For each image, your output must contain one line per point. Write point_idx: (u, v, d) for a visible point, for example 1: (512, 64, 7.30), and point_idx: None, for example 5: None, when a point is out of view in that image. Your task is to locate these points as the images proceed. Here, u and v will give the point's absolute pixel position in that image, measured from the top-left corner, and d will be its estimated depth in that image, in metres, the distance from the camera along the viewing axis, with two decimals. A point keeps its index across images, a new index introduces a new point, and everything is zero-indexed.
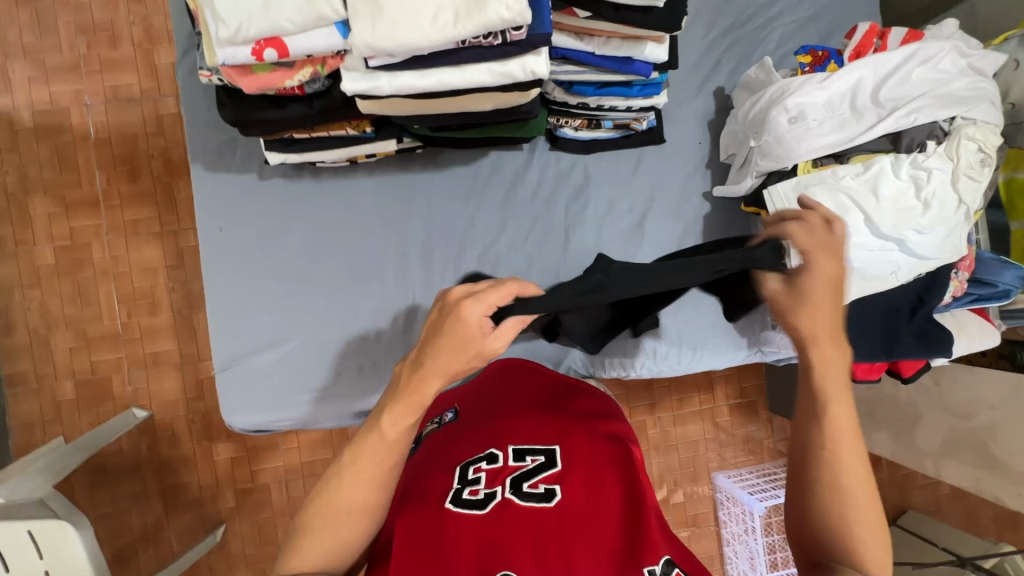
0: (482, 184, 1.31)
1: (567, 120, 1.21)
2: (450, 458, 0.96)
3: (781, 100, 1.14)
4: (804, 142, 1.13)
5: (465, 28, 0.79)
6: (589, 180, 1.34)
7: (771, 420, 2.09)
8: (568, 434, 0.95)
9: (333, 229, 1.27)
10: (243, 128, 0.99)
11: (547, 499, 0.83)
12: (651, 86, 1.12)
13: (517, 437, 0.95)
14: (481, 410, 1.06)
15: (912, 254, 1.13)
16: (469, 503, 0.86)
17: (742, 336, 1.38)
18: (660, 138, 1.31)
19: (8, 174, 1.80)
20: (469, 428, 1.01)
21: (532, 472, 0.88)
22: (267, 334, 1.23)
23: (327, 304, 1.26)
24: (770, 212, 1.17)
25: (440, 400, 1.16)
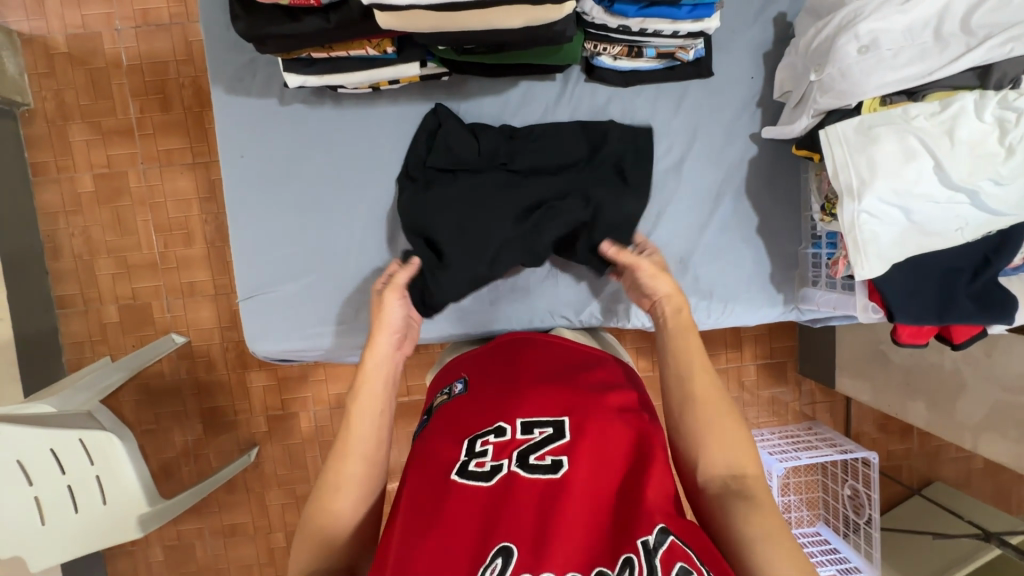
0: (510, 116, 1.24)
1: (606, 47, 1.13)
2: (458, 429, 0.96)
3: (852, 24, 1.01)
4: (873, 75, 1.00)
5: None
6: (626, 116, 1.25)
7: (800, 382, 2.03)
8: (576, 406, 0.94)
9: (356, 160, 1.23)
10: (258, 44, 0.95)
11: (553, 471, 0.85)
12: (702, 7, 1.01)
13: (526, 409, 0.95)
14: (488, 381, 1.05)
15: (984, 208, 1.03)
16: (475, 474, 0.87)
17: (778, 292, 1.31)
18: (709, 70, 1.21)
19: (46, 100, 1.82)
20: (478, 396, 1.01)
21: (540, 444, 0.90)
22: (294, 266, 1.24)
23: (350, 238, 1.24)
24: (828, 159, 1.06)
25: (453, 369, 1.15)
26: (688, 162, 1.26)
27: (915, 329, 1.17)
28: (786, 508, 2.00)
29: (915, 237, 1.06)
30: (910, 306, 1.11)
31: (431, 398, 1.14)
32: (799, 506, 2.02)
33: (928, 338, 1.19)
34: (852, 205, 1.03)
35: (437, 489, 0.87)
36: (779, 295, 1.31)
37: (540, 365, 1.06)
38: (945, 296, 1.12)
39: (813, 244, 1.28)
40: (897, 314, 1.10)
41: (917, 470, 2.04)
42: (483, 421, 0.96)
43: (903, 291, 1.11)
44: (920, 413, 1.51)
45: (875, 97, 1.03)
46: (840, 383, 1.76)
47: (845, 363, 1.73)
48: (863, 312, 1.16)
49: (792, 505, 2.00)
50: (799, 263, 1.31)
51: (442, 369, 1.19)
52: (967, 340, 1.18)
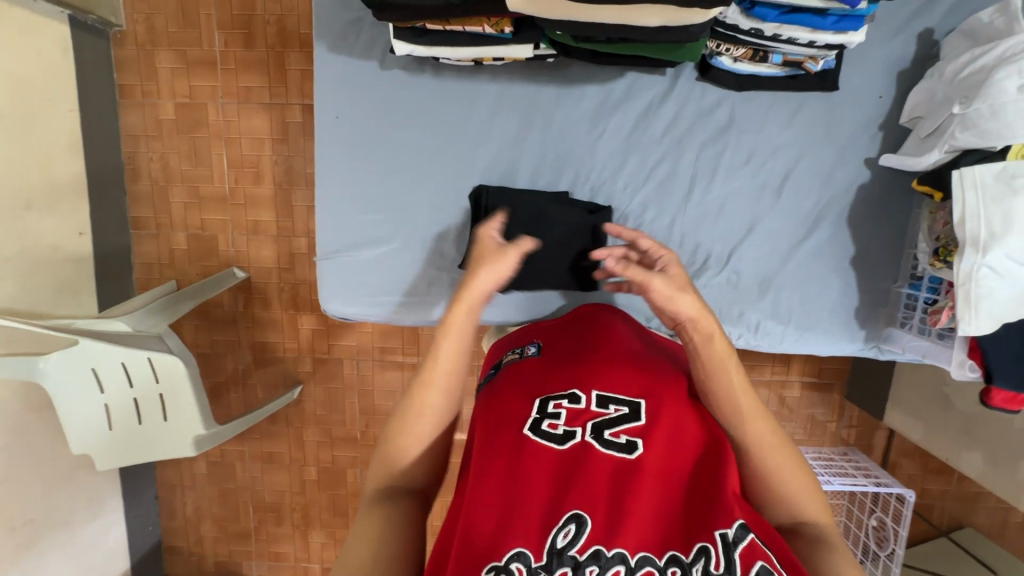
0: (609, 113, 0.94)
1: (729, 48, 0.84)
2: (525, 386, 0.77)
3: (1015, 57, 0.73)
4: None
5: None
6: (736, 125, 0.94)
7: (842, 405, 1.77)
8: (655, 386, 0.74)
9: (432, 141, 0.96)
10: (376, 13, 0.72)
11: (630, 453, 0.65)
12: (850, 19, 0.75)
13: (600, 380, 0.75)
14: (563, 343, 0.85)
15: None
16: (545, 433, 0.68)
17: (860, 326, 0.99)
18: (835, 85, 0.90)
19: (137, 24, 1.75)
20: (551, 359, 0.81)
21: (615, 418, 0.69)
22: (353, 235, 0.99)
23: (414, 220, 0.99)
24: (951, 205, 0.78)
25: (521, 330, 0.93)
26: (790, 184, 0.95)
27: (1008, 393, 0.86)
28: None
29: None
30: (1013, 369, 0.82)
31: (493, 355, 0.92)
32: None
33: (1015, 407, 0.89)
34: (973, 256, 0.76)
35: (505, 443, 0.67)
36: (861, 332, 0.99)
37: (615, 335, 0.85)
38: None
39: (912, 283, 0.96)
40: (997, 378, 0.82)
41: (952, 514, 1.78)
42: (555, 385, 0.75)
43: (1006, 352, 0.81)
44: (974, 464, 1.39)
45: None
46: (888, 417, 1.63)
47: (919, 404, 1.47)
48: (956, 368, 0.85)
49: None
50: (888, 301, 0.98)
51: (506, 334, 0.96)
52: None
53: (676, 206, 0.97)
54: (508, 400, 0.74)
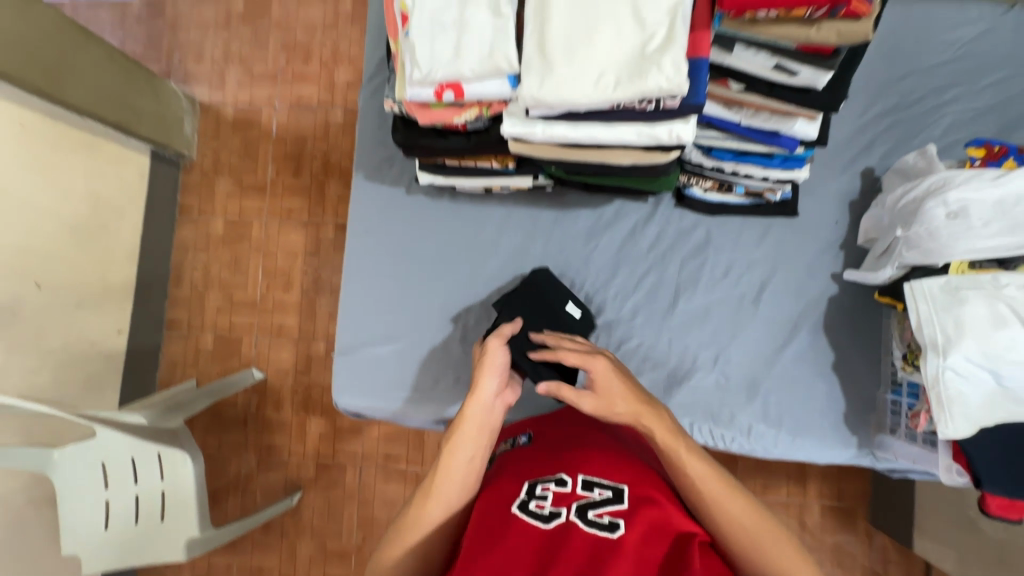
0: (601, 232, 1.09)
1: (699, 181, 0.99)
2: (518, 471, 0.79)
3: (940, 189, 0.86)
4: (964, 243, 0.83)
5: (624, 92, 0.64)
6: (713, 244, 1.07)
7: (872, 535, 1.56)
8: (639, 477, 0.76)
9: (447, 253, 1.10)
10: (406, 152, 0.90)
11: (609, 532, 0.65)
12: (794, 159, 0.90)
13: (589, 466, 0.77)
14: (558, 435, 0.88)
15: None
16: (531, 513, 0.70)
17: (852, 433, 1.02)
18: (795, 211, 1.04)
19: (205, 156, 2.03)
20: (544, 447, 0.85)
21: (599, 501, 0.71)
22: (369, 331, 1.10)
23: (425, 321, 1.09)
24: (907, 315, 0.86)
25: (519, 422, 0.97)
26: (766, 295, 1.05)
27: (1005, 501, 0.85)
28: None
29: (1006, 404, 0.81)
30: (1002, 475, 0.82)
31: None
32: None
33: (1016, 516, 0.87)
34: (934, 361, 0.82)
35: (495, 520, 0.70)
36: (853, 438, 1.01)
37: (606, 430, 0.88)
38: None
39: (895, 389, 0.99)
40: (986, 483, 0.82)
41: None
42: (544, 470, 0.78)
43: (992, 451, 0.83)
44: None
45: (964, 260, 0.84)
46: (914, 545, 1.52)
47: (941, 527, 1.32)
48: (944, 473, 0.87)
49: None
50: (876, 407, 1.01)
51: (503, 426, 0.99)
52: None
53: (663, 312, 1.06)
54: (500, 485, 0.78)
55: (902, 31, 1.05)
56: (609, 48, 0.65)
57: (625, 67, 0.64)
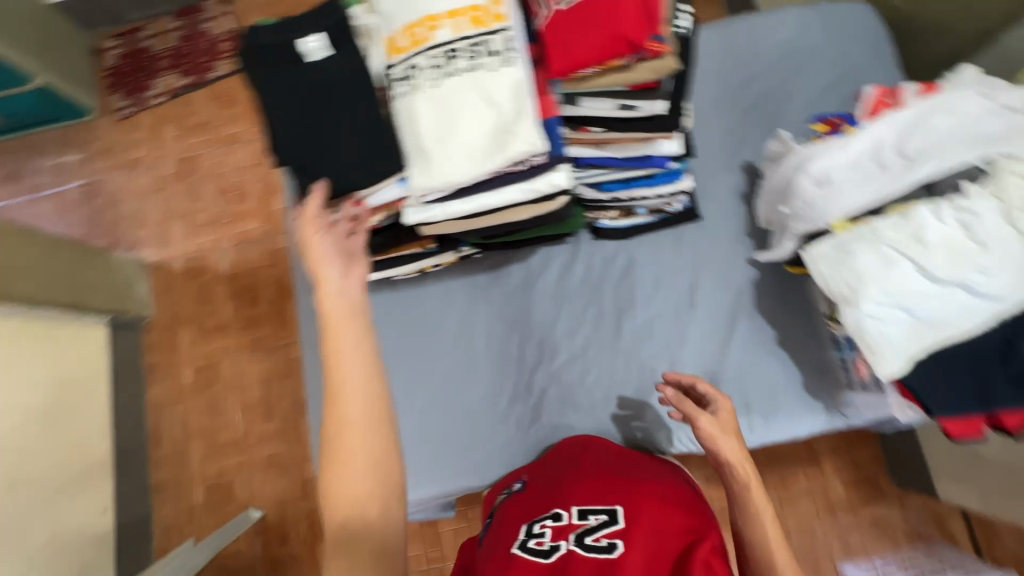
0: (535, 281, 1.16)
1: (603, 213, 1.09)
2: (515, 517, 0.80)
3: (802, 165, 0.97)
4: (838, 204, 0.93)
5: (496, 161, 0.74)
6: (635, 263, 1.15)
7: (903, 498, 1.51)
8: (632, 493, 0.76)
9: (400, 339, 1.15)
10: None
11: (608, 555, 0.66)
12: (673, 174, 1.00)
13: (580, 494, 0.78)
14: (549, 472, 0.89)
15: (986, 299, 0.84)
16: (532, 550, 0.70)
17: (816, 399, 1.07)
18: (699, 214, 1.13)
19: (162, 312, 2.05)
20: (538, 488, 0.85)
21: (595, 526, 0.71)
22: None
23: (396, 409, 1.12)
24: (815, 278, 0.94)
25: (515, 469, 0.98)
26: (699, 295, 1.13)
27: (965, 420, 0.88)
28: None
29: (924, 335, 0.87)
30: (936, 395, 0.87)
31: (489, 501, 0.96)
32: None
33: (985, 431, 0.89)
34: (850, 311, 0.89)
35: (497, 564, 0.70)
36: (817, 403, 1.06)
37: (598, 457, 0.89)
38: (971, 370, 0.87)
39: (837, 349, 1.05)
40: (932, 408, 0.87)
41: None
42: (539, 509, 0.79)
43: (933, 370, 0.88)
44: None
45: (843, 218, 0.93)
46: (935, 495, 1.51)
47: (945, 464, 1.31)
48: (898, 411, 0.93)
49: None
50: (829, 370, 1.07)
51: (497, 480, 1.01)
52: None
53: (611, 336, 1.12)
54: (502, 533, 0.77)
55: (732, 46, 1.21)
56: (472, 128, 0.75)
57: (491, 141, 0.75)
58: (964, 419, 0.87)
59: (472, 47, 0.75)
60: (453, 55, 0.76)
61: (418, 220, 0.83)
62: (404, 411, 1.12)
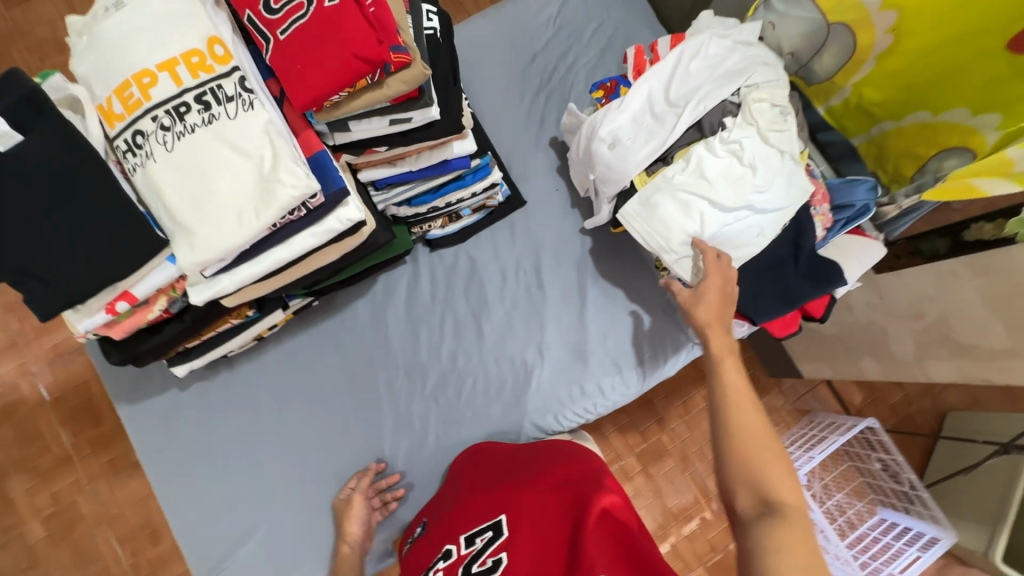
0: (384, 311, 1.11)
1: (429, 224, 1.06)
2: (415, 568, 0.77)
3: (593, 133, 1.01)
4: (632, 160, 0.99)
5: (266, 214, 0.67)
6: (478, 262, 1.14)
7: (779, 384, 1.69)
8: (512, 497, 0.75)
9: (257, 417, 1.04)
10: (136, 363, 0.83)
11: (492, 573, 0.63)
12: (481, 169, 1.00)
13: (468, 521, 0.76)
14: (444, 506, 0.86)
15: (769, 212, 0.94)
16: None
17: (674, 336, 1.12)
18: (522, 200, 1.15)
19: None
20: (432, 530, 0.82)
21: (482, 547, 0.69)
22: (223, 538, 0.99)
23: (275, 492, 1.01)
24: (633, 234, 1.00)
25: (421, 513, 0.94)
26: (545, 275, 1.14)
27: (781, 320, 1.00)
28: (840, 511, 1.53)
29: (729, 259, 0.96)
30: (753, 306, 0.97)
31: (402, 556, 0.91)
32: (853, 502, 1.56)
33: (798, 323, 1.02)
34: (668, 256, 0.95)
35: None
36: (675, 341, 1.12)
37: (484, 472, 0.88)
38: (777, 282, 0.98)
39: None
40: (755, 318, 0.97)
41: (929, 410, 1.64)
42: (434, 552, 0.76)
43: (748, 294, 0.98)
44: None
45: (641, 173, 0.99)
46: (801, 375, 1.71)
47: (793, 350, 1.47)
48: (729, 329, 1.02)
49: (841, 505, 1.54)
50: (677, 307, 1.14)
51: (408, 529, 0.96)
52: (829, 310, 1.00)
53: (475, 341, 1.11)
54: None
55: (509, 32, 1.24)
56: (229, 185, 0.67)
57: (255, 194, 0.67)
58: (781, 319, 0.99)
59: (201, 98, 0.67)
60: (183, 111, 0.67)
61: (208, 297, 0.73)
62: (286, 490, 1.02)
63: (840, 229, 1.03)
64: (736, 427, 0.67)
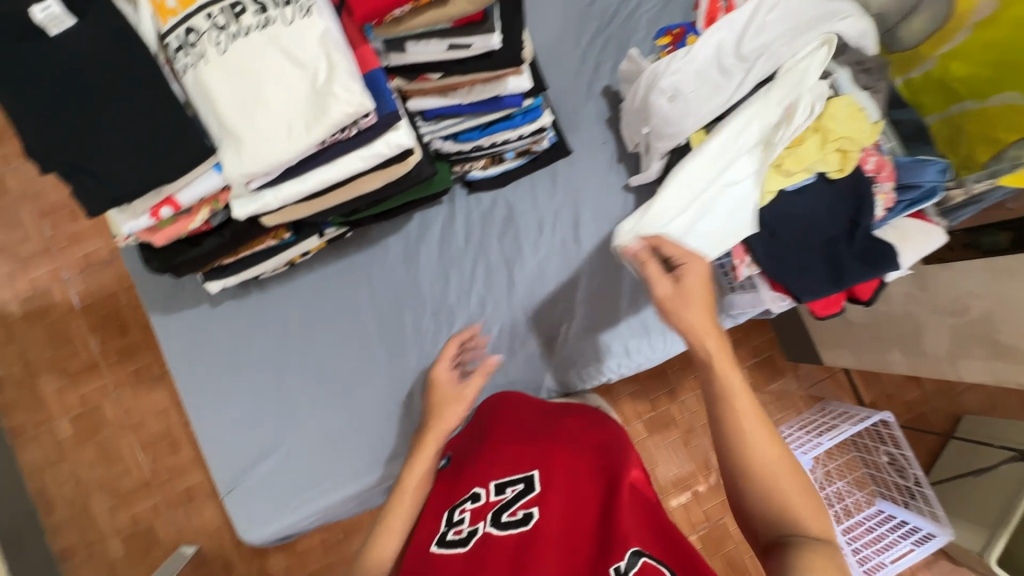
0: (416, 251, 1.09)
1: (471, 164, 1.03)
2: (440, 505, 0.80)
3: (654, 82, 0.95)
4: (691, 116, 0.94)
5: (317, 130, 0.65)
6: (515, 210, 1.11)
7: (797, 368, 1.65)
8: (546, 454, 0.77)
9: (283, 341, 1.05)
10: (174, 273, 0.84)
11: (524, 526, 0.66)
12: (532, 110, 0.95)
13: (497, 468, 0.78)
14: (470, 447, 0.88)
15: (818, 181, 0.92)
16: (451, 541, 0.70)
17: (705, 305, 1.11)
18: (567, 149, 1.10)
19: None
20: (459, 468, 0.85)
21: (512, 498, 0.72)
22: (246, 452, 1.02)
23: (298, 413, 1.04)
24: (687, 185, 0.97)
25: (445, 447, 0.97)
26: (583, 230, 1.11)
27: (825, 299, 0.96)
28: (838, 497, 1.51)
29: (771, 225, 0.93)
30: (802, 282, 0.94)
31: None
32: (852, 490, 1.54)
33: (842, 304, 0.98)
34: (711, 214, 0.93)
35: (420, 566, 0.70)
36: None
37: (510, 422, 0.89)
38: (824, 258, 0.94)
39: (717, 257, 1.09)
40: (802, 296, 0.94)
41: (945, 411, 1.61)
42: (461, 493, 0.79)
43: (791, 270, 0.94)
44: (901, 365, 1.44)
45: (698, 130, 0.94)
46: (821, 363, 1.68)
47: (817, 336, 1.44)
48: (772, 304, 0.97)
49: (841, 493, 1.51)
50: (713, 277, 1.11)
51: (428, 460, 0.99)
52: (876, 293, 0.96)
53: (506, 290, 1.09)
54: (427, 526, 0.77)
55: None
56: (279, 94, 0.64)
57: (307, 108, 0.65)
58: (825, 298, 0.95)
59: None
60: (239, 11, 0.65)
61: (252, 213, 0.72)
62: (307, 414, 1.04)
63: (902, 210, 0.97)
64: (755, 466, 0.60)
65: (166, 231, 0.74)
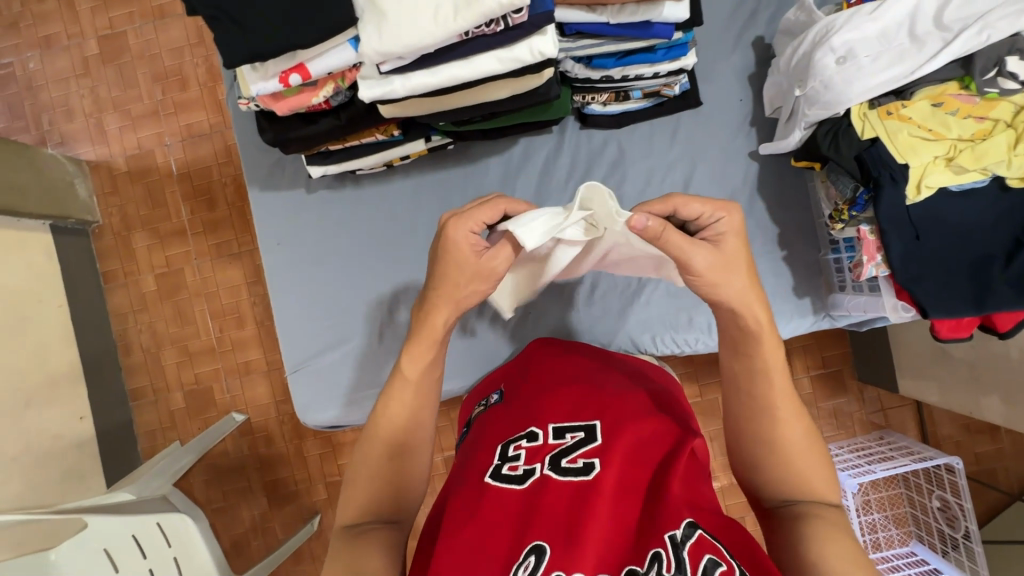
0: (514, 178, 1.05)
1: (594, 96, 0.95)
2: (488, 435, 0.76)
3: (824, 38, 0.82)
4: (858, 84, 0.81)
5: (465, 17, 0.60)
6: (625, 156, 1.04)
7: (863, 390, 1.48)
8: (609, 406, 0.73)
9: (366, 241, 1.06)
10: (284, 148, 0.83)
11: (585, 476, 0.63)
12: (678, 47, 0.86)
13: (555, 410, 0.74)
14: (524, 383, 0.84)
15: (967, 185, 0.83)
16: (506, 476, 0.67)
17: (805, 298, 1.03)
18: (699, 100, 0.99)
19: None
20: (510, 402, 0.81)
21: (572, 445, 0.68)
22: (314, 338, 1.05)
23: (369, 313, 1.05)
24: (834, 160, 0.87)
25: (492, 379, 0.93)
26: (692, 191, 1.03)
27: (956, 320, 0.87)
28: (870, 527, 1.40)
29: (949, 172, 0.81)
30: (938, 295, 0.84)
31: (467, 414, 0.92)
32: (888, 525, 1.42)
33: (972, 330, 0.89)
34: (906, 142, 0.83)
35: (469, 493, 0.67)
36: (806, 306, 1.03)
37: (565, 366, 0.84)
38: (970, 275, 0.84)
39: (834, 250, 1.00)
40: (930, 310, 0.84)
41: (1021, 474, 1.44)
42: (514, 426, 0.75)
43: (931, 280, 0.84)
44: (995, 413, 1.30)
45: (863, 102, 0.83)
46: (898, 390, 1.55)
47: (907, 360, 1.32)
48: (893, 313, 0.92)
49: (874, 524, 1.40)
50: (822, 271, 1.02)
51: (475, 386, 0.97)
52: (1018, 328, 0.86)
53: None
54: (475, 453, 0.74)
55: None
56: None
57: None
58: (956, 319, 0.86)
59: None
60: None
61: (378, 99, 0.69)
62: (376, 316, 1.05)
63: None
64: (782, 442, 0.62)
65: (291, 102, 0.73)
